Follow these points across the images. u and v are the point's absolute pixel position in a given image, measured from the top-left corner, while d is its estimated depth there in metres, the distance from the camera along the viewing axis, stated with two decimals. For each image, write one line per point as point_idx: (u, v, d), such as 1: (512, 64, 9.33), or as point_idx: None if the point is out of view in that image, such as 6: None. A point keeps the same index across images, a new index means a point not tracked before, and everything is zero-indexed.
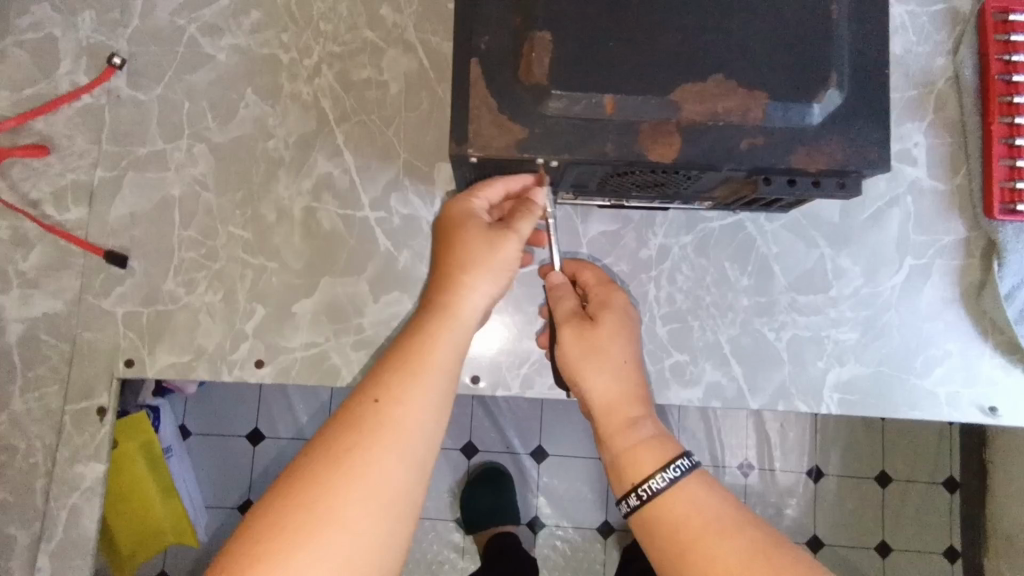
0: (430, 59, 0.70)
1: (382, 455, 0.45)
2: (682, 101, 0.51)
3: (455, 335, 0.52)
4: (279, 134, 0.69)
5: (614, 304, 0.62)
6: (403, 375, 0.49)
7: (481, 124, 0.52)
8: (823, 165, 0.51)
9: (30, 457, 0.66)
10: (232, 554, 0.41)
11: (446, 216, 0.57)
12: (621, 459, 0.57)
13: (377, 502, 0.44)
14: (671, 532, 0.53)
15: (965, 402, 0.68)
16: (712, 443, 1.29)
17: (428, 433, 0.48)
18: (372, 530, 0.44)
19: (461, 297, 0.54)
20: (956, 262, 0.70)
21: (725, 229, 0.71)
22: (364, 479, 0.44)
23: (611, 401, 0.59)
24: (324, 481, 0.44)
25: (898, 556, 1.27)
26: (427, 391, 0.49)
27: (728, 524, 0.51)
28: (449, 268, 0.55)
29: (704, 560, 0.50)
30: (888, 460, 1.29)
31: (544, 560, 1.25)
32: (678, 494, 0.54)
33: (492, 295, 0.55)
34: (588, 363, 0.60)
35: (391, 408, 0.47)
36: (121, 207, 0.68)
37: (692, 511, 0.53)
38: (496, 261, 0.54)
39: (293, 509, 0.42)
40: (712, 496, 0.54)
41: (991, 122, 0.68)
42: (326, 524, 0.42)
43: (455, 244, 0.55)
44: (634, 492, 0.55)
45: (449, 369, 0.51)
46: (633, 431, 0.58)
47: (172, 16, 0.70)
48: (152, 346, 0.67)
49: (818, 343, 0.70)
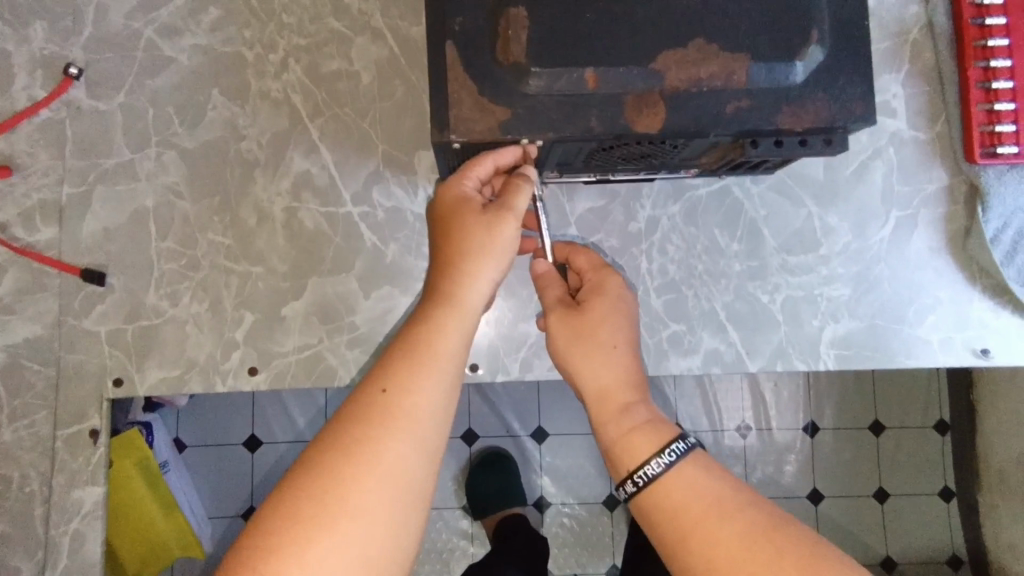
0: (400, 45, 0.68)
1: (393, 447, 0.44)
2: (665, 69, 0.50)
3: (461, 321, 0.51)
4: (251, 134, 0.67)
5: (606, 289, 0.61)
6: (411, 363, 0.47)
7: (461, 109, 0.50)
8: (810, 123, 0.51)
9: (25, 486, 0.64)
10: (243, 551, 0.41)
11: (443, 192, 0.54)
12: (614, 445, 0.56)
13: (392, 495, 0.43)
14: (672, 518, 0.52)
15: (958, 346, 0.69)
16: (710, 408, 1.31)
17: (439, 423, 0.47)
18: (387, 523, 0.43)
19: (464, 279, 0.52)
20: (941, 210, 0.70)
21: (712, 195, 0.70)
22: (377, 471, 0.43)
23: (603, 386, 0.59)
24: (335, 476, 0.42)
25: (897, 502, 1.30)
26: (436, 379, 0.47)
27: (726, 506, 0.51)
28: (450, 249, 0.53)
29: (706, 546, 0.50)
30: (881, 409, 1.31)
31: (554, 538, 1.26)
32: (675, 479, 0.53)
33: (495, 278, 0.53)
34: (578, 348, 0.59)
35: (400, 399, 0.46)
36: (93, 223, 0.66)
37: (691, 497, 0.52)
38: (496, 244, 0.52)
39: (304, 506, 0.41)
40: (709, 478, 0.53)
41: (967, 68, 0.68)
42: (339, 519, 0.41)
43: (454, 225, 0.53)
44: (630, 479, 0.54)
45: (457, 356, 0.50)
46: (626, 416, 0.57)
47: (127, 19, 0.67)
48: (141, 363, 0.65)
49: (812, 302, 0.70)
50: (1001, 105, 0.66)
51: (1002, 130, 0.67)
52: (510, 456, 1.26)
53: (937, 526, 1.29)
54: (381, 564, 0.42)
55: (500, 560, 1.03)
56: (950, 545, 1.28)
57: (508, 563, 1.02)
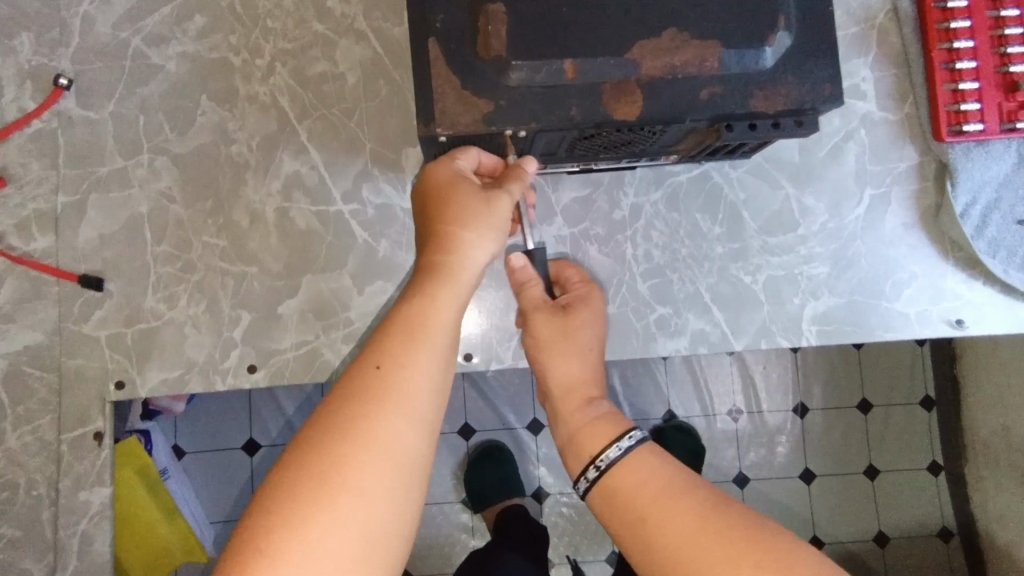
0: (383, 45, 0.70)
1: (391, 421, 0.46)
2: (641, 58, 0.52)
3: (454, 296, 0.52)
4: (240, 138, 0.68)
5: (592, 299, 0.66)
6: (406, 341, 0.49)
7: (446, 103, 0.52)
8: (781, 106, 0.53)
9: (32, 490, 0.65)
10: (250, 529, 0.42)
11: (432, 174, 0.56)
12: (579, 436, 0.61)
13: (392, 465, 0.45)
14: (628, 501, 0.55)
15: (934, 318, 0.72)
16: (701, 394, 1.33)
17: (433, 397, 0.49)
18: (388, 494, 0.44)
19: (458, 257, 0.54)
20: (913, 187, 0.73)
21: (692, 181, 0.73)
22: (374, 446, 0.45)
23: (569, 384, 0.65)
24: (335, 452, 0.44)
25: (887, 477, 1.33)
26: (429, 354, 0.49)
27: (674, 487, 0.53)
28: (442, 228, 0.54)
29: (659, 522, 0.51)
30: (868, 387, 1.34)
31: (553, 527, 1.28)
32: (632, 464, 0.56)
33: (487, 253, 0.55)
34: (554, 348, 0.65)
35: (396, 374, 0.47)
36: (89, 230, 0.67)
37: (643, 479, 0.55)
38: (491, 219, 0.55)
39: (305, 481, 0.43)
40: (661, 465, 0.56)
41: (931, 50, 0.71)
42: (341, 492, 0.43)
43: (449, 203, 0.54)
44: (593, 464, 0.58)
45: (449, 330, 0.51)
46: (588, 410, 0.63)
47: (114, 29, 0.68)
48: (141, 365, 0.66)
49: (793, 280, 0.72)
50: (965, 84, 0.70)
51: (968, 109, 0.70)
52: (507, 449, 1.28)
53: (928, 500, 1.32)
54: (385, 533, 0.44)
55: (500, 547, 1.05)
56: (940, 519, 1.31)
57: (508, 550, 1.04)
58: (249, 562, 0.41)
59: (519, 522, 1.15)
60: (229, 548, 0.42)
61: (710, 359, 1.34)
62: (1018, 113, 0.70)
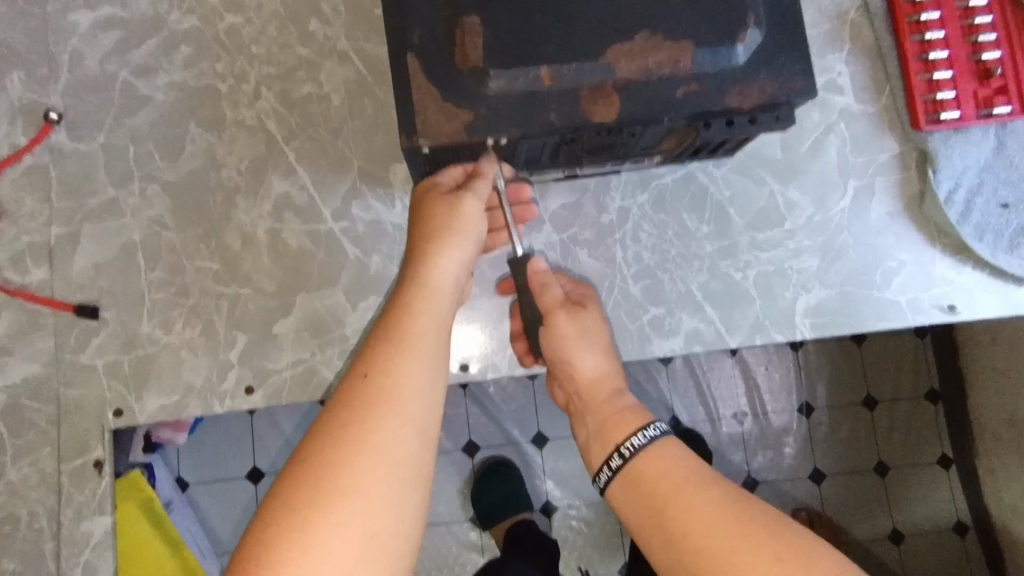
0: (366, 65, 0.71)
1: (381, 425, 0.46)
2: (616, 62, 0.53)
3: (436, 299, 0.54)
4: (229, 162, 0.69)
5: (598, 294, 0.68)
6: (391, 347, 0.49)
7: (427, 114, 0.53)
8: (756, 101, 0.54)
9: (34, 523, 0.65)
10: (250, 542, 0.42)
11: (415, 197, 0.59)
12: (609, 428, 0.61)
13: (385, 467, 0.45)
14: (651, 488, 0.54)
15: (925, 305, 0.72)
16: (705, 398, 1.33)
17: (426, 398, 0.48)
18: (384, 497, 0.44)
19: (437, 260, 0.55)
20: (896, 175, 0.74)
21: (677, 181, 0.73)
22: (367, 450, 0.45)
23: (599, 376, 0.64)
24: (328, 460, 0.44)
25: (898, 473, 1.32)
26: (417, 356, 0.50)
27: (700, 476, 0.53)
28: (419, 239, 0.57)
29: (682, 508, 0.51)
30: (872, 383, 1.33)
31: (564, 542, 1.27)
32: (655, 453, 0.56)
33: (465, 257, 0.57)
34: (581, 342, 0.64)
35: (383, 379, 0.48)
36: (83, 260, 0.68)
37: (668, 468, 0.54)
38: (462, 227, 0.57)
39: (302, 491, 0.43)
40: (687, 455, 0.55)
41: (904, 41, 0.72)
42: (336, 498, 0.43)
43: (422, 217, 0.57)
44: (618, 451, 0.58)
45: (438, 332, 0.52)
46: (619, 399, 0.63)
47: (102, 63, 0.70)
48: (139, 392, 0.67)
49: (782, 275, 0.73)
50: (940, 73, 0.71)
51: (943, 97, 0.71)
52: (512, 464, 1.27)
53: (938, 492, 1.30)
54: (384, 539, 0.43)
55: (510, 559, 1.05)
56: (953, 512, 1.28)
57: (515, 559, 1.05)
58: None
59: (528, 534, 1.14)
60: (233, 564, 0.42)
61: (711, 362, 1.34)
62: (993, 99, 0.71)
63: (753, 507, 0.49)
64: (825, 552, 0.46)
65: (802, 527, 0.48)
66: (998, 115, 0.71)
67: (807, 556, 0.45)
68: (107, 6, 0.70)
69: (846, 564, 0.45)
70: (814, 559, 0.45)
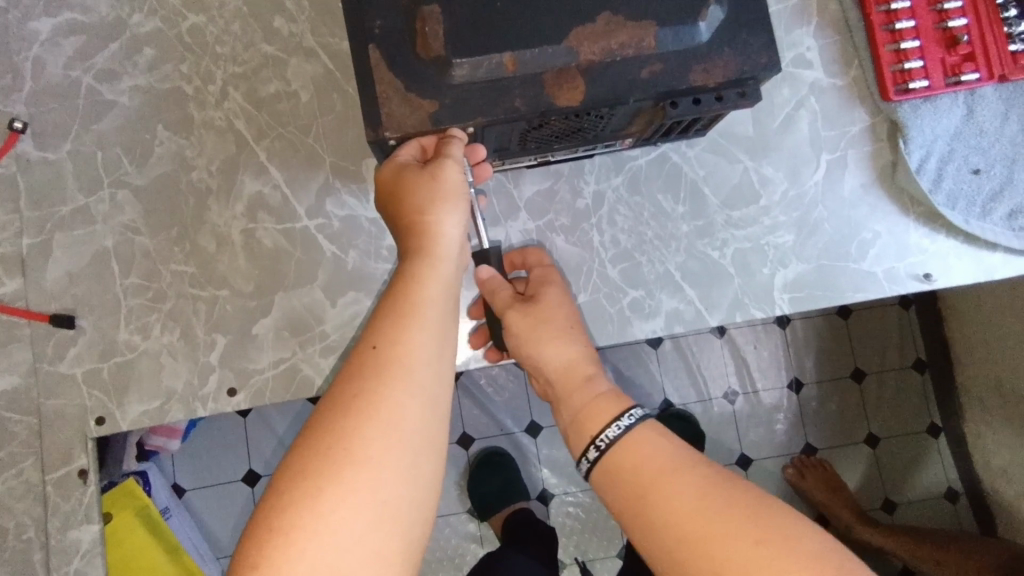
0: (333, 60, 0.70)
1: (392, 394, 0.46)
2: (579, 45, 0.53)
3: (439, 270, 0.53)
4: (199, 165, 0.69)
5: (554, 278, 0.67)
6: (396, 319, 0.49)
7: (392, 106, 0.54)
8: (721, 78, 0.55)
9: (22, 533, 0.65)
10: (263, 511, 0.42)
11: (384, 176, 0.56)
12: (583, 416, 0.61)
13: (397, 437, 0.45)
14: (631, 477, 0.54)
15: (901, 275, 0.73)
16: (695, 379, 1.33)
17: (434, 367, 0.49)
18: (398, 467, 0.44)
19: (435, 233, 0.54)
20: (868, 147, 0.74)
21: (651, 163, 0.73)
22: (378, 418, 0.45)
23: (568, 363, 0.65)
24: (339, 430, 0.44)
25: (888, 444, 1.32)
26: (423, 327, 0.49)
27: (681, 462, 0.53)
28: (408, 216, 0.55)
29: (661, 497, 0.51)
30: (860, 356, 1.34)
31: (561, 528, 1.28)
32: (632, 441, 0.56)
33: (461, 223, 0.56)
34: (540, 332, 0.64)
35: (391, 349, 0.47)
36: (57, 269, 0.67)
37: (646, 454, 0.55)
38: (450, 191, 0.54)
39: (312, 461, 0.43)
40: (665, 441, 0.55)
41: (870, 14, 0.73)
42: (348, 465, 0.43)
43: (404, 191, 0.55)
44: (593, 445, 0.58)
45: (440, 303, 0.52)
46: (590, 386, 0.63)
47: (65, 70, 0.69)
48: (121, 399, 0.67)
49: (760, 252, 0.73)
50: (907, 43, 0.71)
51: (911, 67, 0.71)
52: (507, 454, 1.27)
53: (929, 462, 1.31)
54: (399, 506, 0.44)
55: (505, 548, 1.06)
56: (944, 480, 1.30)
57: (509, 547, 1.06)
58: (260, 546, 0.41)
59: (524, 522, 1.14)
60: (244, 534, 0.43)
61: (700, 342, 1.34)
62: (961, 66, 0.72)
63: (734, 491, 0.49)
64: (805, 533, 0.46)
65: (781, 508, 0.48)
66: (966, 82, 0.71)
67: (789, 539, 0.46)
68: (67, 12, 0.69)
69: (825, 546, 0.46)
70: (794, 539, 0.46)
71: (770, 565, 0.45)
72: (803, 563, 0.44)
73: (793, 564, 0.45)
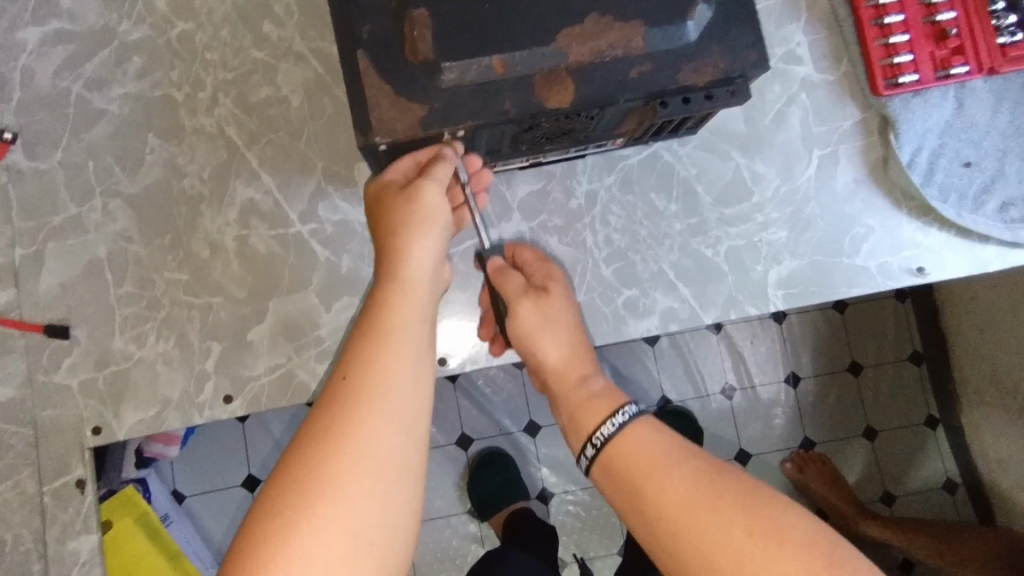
0: (323, 64, 0.70)
1: (363, 424, 0.46)
2: (568, 45, 0.53)
3: (412, 292, 0.53)
4: (191, 172, 0.69)
5: (558, 274, 0.66)
6: (367, 347, 0.49)
7: (382, 110, 0.54)
8: (711, 77, 0.55)
9: (20, 545, 0.65)
10: (240, 548, 0.42)
11: (368, 197, 0.58)
12: (580, 413, 0.60)
13: (370, 467, 0.45)
14: (625, 471, 0.54)
15: (895, 269, 0.73)
16: (693, 375, 1.33)
17: (409, 391, 0.48)
18: (371, 497, 0.44)
19: (406, 255, 0.54)
20: (860, 142, 0.74)
21: (643, 162, 0.73)
22: (350, 449, 0.45)
23: (565, 362, 0.63)
24: (311, 463, 0.44)
25: (887, 437, 1.32)
26: (395, 352, 0.49)
27: (672, 456, 0.52)
28: (382, 238, 0.56)
29: (655, 492, 0.51)
30: (857, 349, 1.34)
31: (561, 527, 1.28)
32: (628, 436, 0.55)
33: (437, 244, 0.56)
34: (543, 328, 0.63)
35: (361, 378, 0.47)
36: (50, 279, 0.67)
37: (639, 448, 0.54)
38: (422, 213, 0.55)
39: (285, 496, 0.43)
40: (658, 435, 0.54)
41: (859, 9, 0.73)
42: (319, 500, 0.43)
43: (381, 214, 0.56)
44: (590, 443, 0.57)
45: (413, 326, 0.51)
46: (586, 386, 0.61)
47: (54, 79, 0.69)
48: (117, 408, 0.67)
49: (753, 249, 0.73)
50: (896, 38, 0.71)
51: (901, 62, 0.71)
52: (506, 453, 1.27)
53: (927, 453, 1.31)
54: (373, 537, 0.44)
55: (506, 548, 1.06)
56: (943, 471, 1.30)
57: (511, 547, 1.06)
58: None
59: (525, 520, 1.15)
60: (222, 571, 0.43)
61: (696, 338, 1.34)
62: (950, 60, 0.72)
63: (726, 483, 0.49)
64: (798, 522, 0.47)
65: (773, 496, 0.48)
66: (956, 75, 0.71)
67: (781, 531, 0.46)
68: (55, 21, 0.69)
69: (816, 533, 0.46)
70: (785, 530, 0.46)
71: (764, 556, 0.46)
72: (794, 556, 0.45)
73: (787, 555, 0.45)
